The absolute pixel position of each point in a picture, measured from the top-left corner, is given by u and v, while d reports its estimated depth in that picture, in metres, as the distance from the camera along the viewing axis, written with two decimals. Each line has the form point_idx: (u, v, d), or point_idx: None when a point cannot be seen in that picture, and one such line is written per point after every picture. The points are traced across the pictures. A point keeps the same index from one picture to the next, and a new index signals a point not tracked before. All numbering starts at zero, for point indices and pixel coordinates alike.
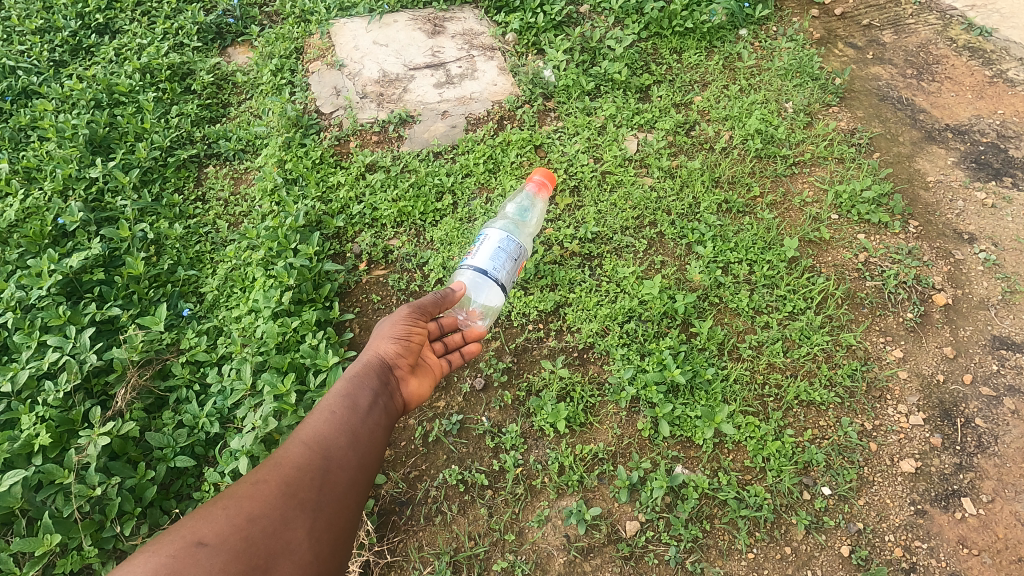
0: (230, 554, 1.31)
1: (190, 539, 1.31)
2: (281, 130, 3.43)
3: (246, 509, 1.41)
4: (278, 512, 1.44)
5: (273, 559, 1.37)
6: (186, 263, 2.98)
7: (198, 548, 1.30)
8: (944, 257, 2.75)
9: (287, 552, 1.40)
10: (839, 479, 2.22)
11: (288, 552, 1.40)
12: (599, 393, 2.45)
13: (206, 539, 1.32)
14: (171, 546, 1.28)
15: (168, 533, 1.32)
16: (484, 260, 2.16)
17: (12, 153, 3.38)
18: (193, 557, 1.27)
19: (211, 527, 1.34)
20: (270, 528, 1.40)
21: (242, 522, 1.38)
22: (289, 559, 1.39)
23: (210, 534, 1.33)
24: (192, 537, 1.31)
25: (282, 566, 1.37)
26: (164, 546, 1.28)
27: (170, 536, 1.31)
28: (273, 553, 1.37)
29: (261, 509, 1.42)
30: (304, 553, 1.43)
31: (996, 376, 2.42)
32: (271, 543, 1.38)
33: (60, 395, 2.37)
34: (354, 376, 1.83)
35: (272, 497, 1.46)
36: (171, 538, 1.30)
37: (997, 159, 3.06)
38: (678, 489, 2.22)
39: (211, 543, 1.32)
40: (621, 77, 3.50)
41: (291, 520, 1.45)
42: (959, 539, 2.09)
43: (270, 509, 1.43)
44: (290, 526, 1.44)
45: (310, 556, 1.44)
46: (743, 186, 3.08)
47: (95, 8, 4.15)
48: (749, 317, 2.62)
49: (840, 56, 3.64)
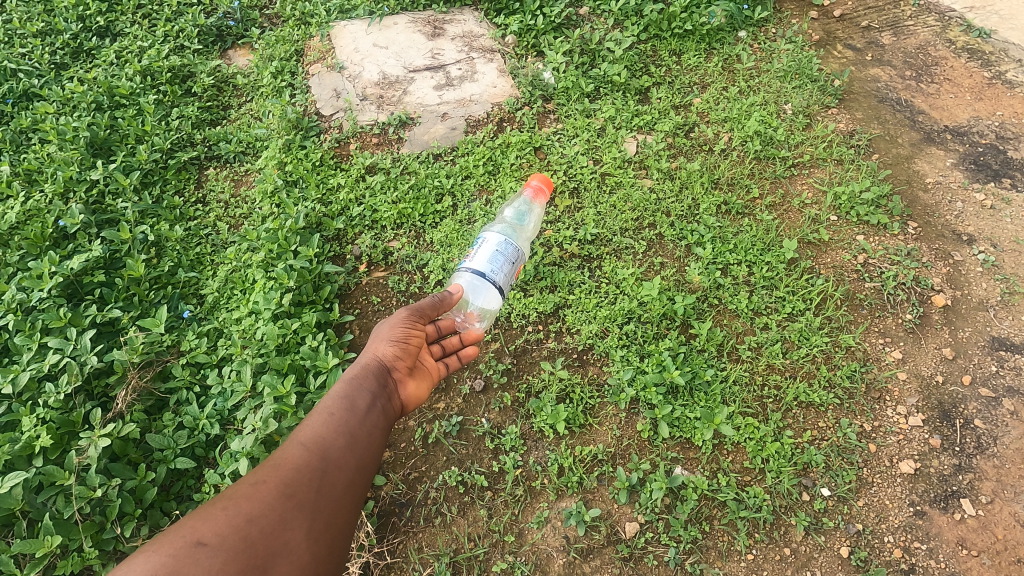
0: (229, 553, 1.32)
1: (189, 539, 1.32)
2: (282, 133, 3.44)
3: (245, 510, 1.41)
4: (277, 512, 1.44)
5: (272, 559, 1.37)
6: (186, 265, 2.98)
7: (198, 548, 1.30)
8: (943, 258, 2.76)
9: (285, 552, 1.40)
10: (839, 480, 2.22)
11: (287, 552, 1.41)
12: (599, 395, 2.46)
13: (205, 538, 1.33)
14: (171, 546, 1.29)
15: (168, 533, 1.33)
16: (483, 262, 2.18)
17: (13, 155, 3.39)
18: (193, 557, 1.28)
19: (210, 527, 1.35)
20: (269, 528, 1.41)
21: (241, 521, 1.39)
22: (288, 559, 1.40)
23: (209, 534, 1.34)
24: (192, 537, 1.32)
25: (280, 566, 1.38)
26: (164, 546, 1.29)
27: (170, 536, 1.32)
28: (271, 553, 1.38)
29: (260, 509, 1.43)
30: (302, 553, 1.43)
31: (995, 377, 2.43)
32: (270, 543, 1.39)
33: (61, 397, 2.37)
34: (353, 378, 1.84)
35: (271, 498, 1.46)
36: (171, 538, 1.31)
37: (996, 160, 3.07)
38: (678, 490, 2.22)
39: (210, 542, 1.32)
40: (621, 79, 3.51)
41: (290, 520, 1.45)
42: (958, 540, 2.09)
43: (268, 509, 1.44)
44: (289, 526, 1.44)
45: (308, 556, 1.44)
46: (743, 187, 3.08)
47: (95, 10, 4.16)
48: (749, 318, 2.63)
49: (839, 58, 3.65)
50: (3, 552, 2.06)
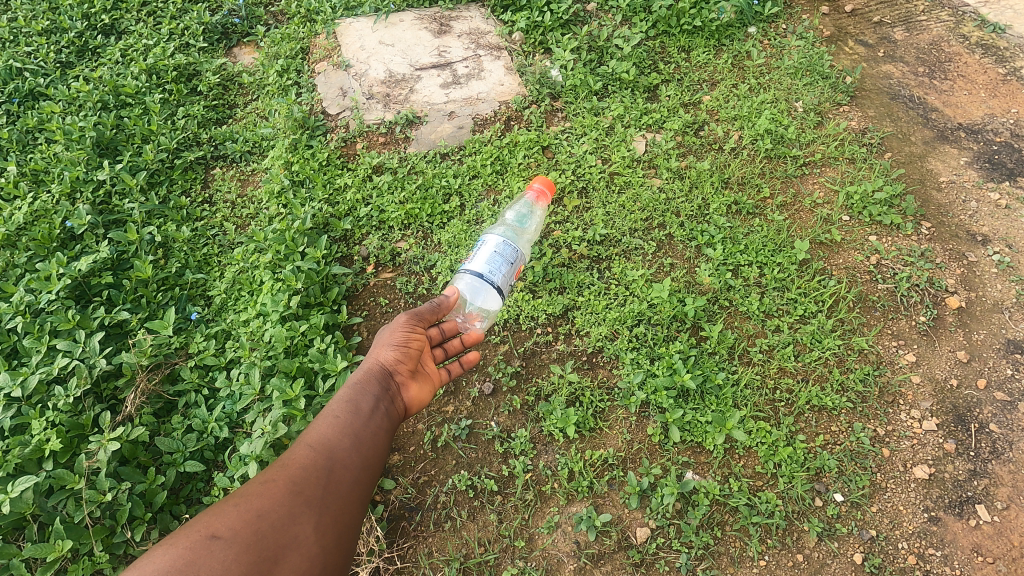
0: (242, 546, 1.33)
1: (204, 532, 1.33)
2: (288, 132, 3.42)
3: (257, 505, 1.42)
4: (286, 508, 1.44)
5: (282, 553, 1.37)
6: (194, 266, 2.98)
7: (212, 541, 1.32)
8: (956, 258, 2.73)
9: (295, 545, 1.40)
10: (852, 485, 2.21)
11: (296, 546, 1.40)
12: (609, 399, 2.44)
13: (219, 532, 1.34)
14: (186, 540, 1.31)
15: (184, 528, 1.35)
16: (482, 264, 2.19)
17: (20, 155, 3.39)
18: (207, 549, 1.30)
19: (223, 522, 1.37)
20: (280, 523, 1.41)
21: (252, 516, 1.39)
22: (298, 552, 1.40)
23: (223, 528, 1.35)
24: (205, 530, 1.33)
25: (291, 559, 1.38)
26: (180, 539, 1.31)
27: (186, 531, 1.34)
28: (282, 547, 1.38)
29: (270, 504, 1.44)
30: (312, 547, 1.43)
31: (1010, 381, 2.39)
32: (279, 537, 1.39)
33: (70, 400, 2.36)
34: (356, 381, 1.82)
35: (280, 494, 1.47)
36: (186, 531, 1.33)
37: (1012, 159, 3.02)
38: (690, 496, 2.20)
39: (224, 535, 1.34)
40: (630, 77, 3.46)
41: (298, 515, 1.45)
42: (973, 546, 2.07)
43: (278, 505, 1.44)
44: (298, 521, 1.44)
45: (318, 549, 1.44)
46: (753, 187, 3.05)
47: (101, 9, 4.15)
48: (760, 320, 2.60)
49: (851, 54, 3.60)
50: (14, 555, 2.05)
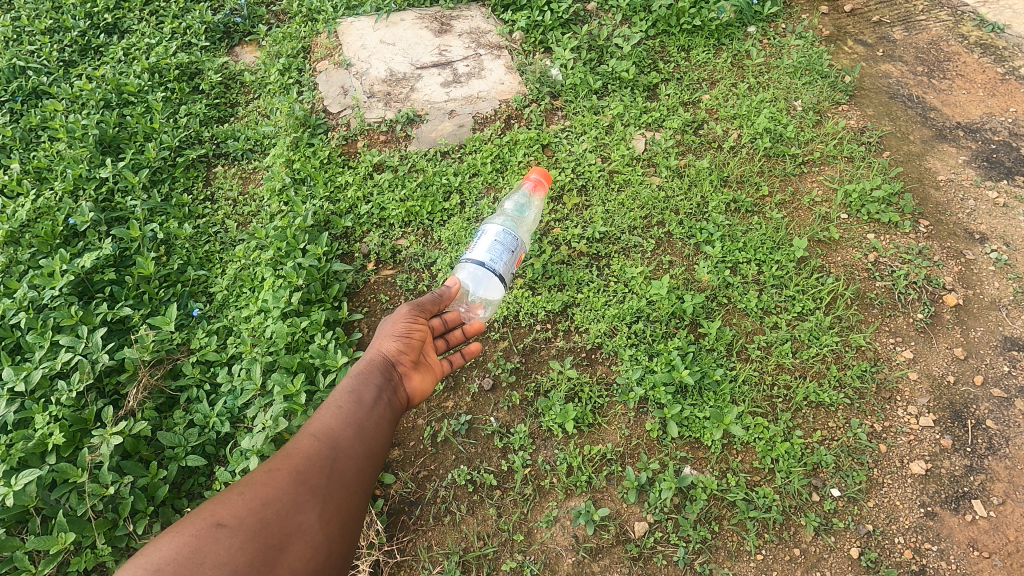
0: (247, 533, 1.35)
1: (209, 520, 1.35)
2: (290, 130, 3.44)
3: (262, 494, 1.44)
4: (291, 497, 1.46)
5: (287, 540, 1.39)
6: (195, 263, 3.00)
7: (218, 529, 1.33)
8: (954, 256, 2.74)
9: (299, 532, 1.42)
10: (849, 480, 2.22)
11: (300, 534, 1.42)
12: (607, 394, 2.46)
13: (225, 520, 1.35)
14: (192, 527, 1.32)
15: (189, 516, 1.36)
16: (483, 253, 2.23)
17: (23, 153, 3.41)
18: (213, 537, 1.31)
19: (229, 510, 1.38)
20: (284, 511, 1.43)
21: (258, 505, 1.41)
22: (302, 540, 1.42)
23: (228, 516, 1.37)
24: (211, 519, 1.35)
25: (295, 547, 1.40)
26: (186, 527, 1.33)
27: (192, 519, 1.35)
28: (286, 535, 1.40)
29: (275, 493, 1.45)
30: (315, 536, 1.45)
31: (1007, 377, 2.41)
32: (284, 525, 1.41)
33: (73, 395, 2.38)
34: (359, 372, 1.83)
35: (285, 483, 1.48)
36: (192, 520, 1.35)
37: (1009, 158, 3.03)
38: (687, 490, 2.22)
39: (230, 523, 1.35)
40: (630, 75, 3.48)
41: (302, 504, 1.47)
42: (968, 541, 2.08)
43: (282, 494, 1.46)
44: (302, 510, 1.46)
45: (322, 537, 1.46)
46: (752, 185, 3.07)
47: (104, 8, 4.18)
48: (758, 317, 2.62)
49: (850, 53, 3.61)
50: (17, 548, 2.06)
